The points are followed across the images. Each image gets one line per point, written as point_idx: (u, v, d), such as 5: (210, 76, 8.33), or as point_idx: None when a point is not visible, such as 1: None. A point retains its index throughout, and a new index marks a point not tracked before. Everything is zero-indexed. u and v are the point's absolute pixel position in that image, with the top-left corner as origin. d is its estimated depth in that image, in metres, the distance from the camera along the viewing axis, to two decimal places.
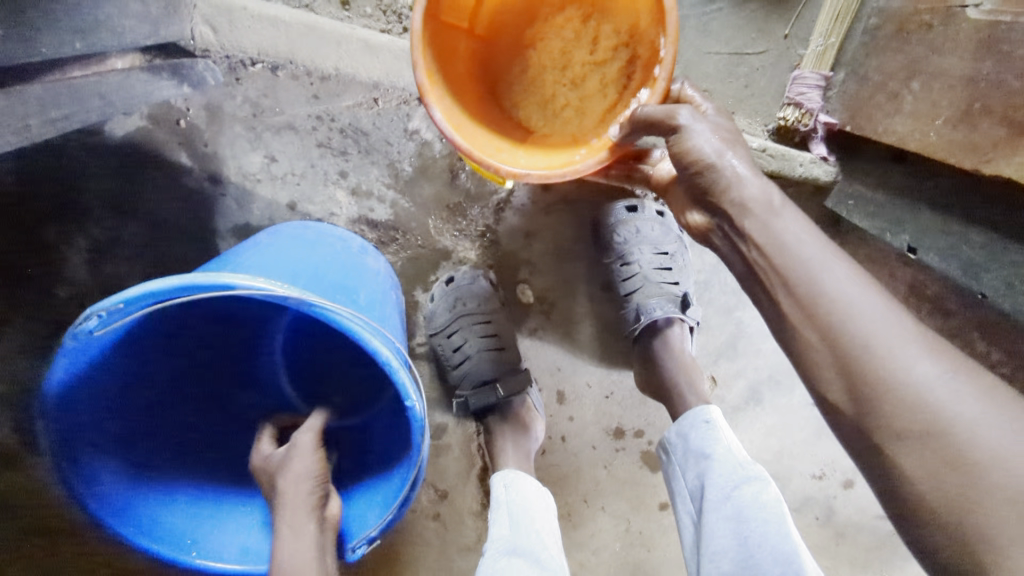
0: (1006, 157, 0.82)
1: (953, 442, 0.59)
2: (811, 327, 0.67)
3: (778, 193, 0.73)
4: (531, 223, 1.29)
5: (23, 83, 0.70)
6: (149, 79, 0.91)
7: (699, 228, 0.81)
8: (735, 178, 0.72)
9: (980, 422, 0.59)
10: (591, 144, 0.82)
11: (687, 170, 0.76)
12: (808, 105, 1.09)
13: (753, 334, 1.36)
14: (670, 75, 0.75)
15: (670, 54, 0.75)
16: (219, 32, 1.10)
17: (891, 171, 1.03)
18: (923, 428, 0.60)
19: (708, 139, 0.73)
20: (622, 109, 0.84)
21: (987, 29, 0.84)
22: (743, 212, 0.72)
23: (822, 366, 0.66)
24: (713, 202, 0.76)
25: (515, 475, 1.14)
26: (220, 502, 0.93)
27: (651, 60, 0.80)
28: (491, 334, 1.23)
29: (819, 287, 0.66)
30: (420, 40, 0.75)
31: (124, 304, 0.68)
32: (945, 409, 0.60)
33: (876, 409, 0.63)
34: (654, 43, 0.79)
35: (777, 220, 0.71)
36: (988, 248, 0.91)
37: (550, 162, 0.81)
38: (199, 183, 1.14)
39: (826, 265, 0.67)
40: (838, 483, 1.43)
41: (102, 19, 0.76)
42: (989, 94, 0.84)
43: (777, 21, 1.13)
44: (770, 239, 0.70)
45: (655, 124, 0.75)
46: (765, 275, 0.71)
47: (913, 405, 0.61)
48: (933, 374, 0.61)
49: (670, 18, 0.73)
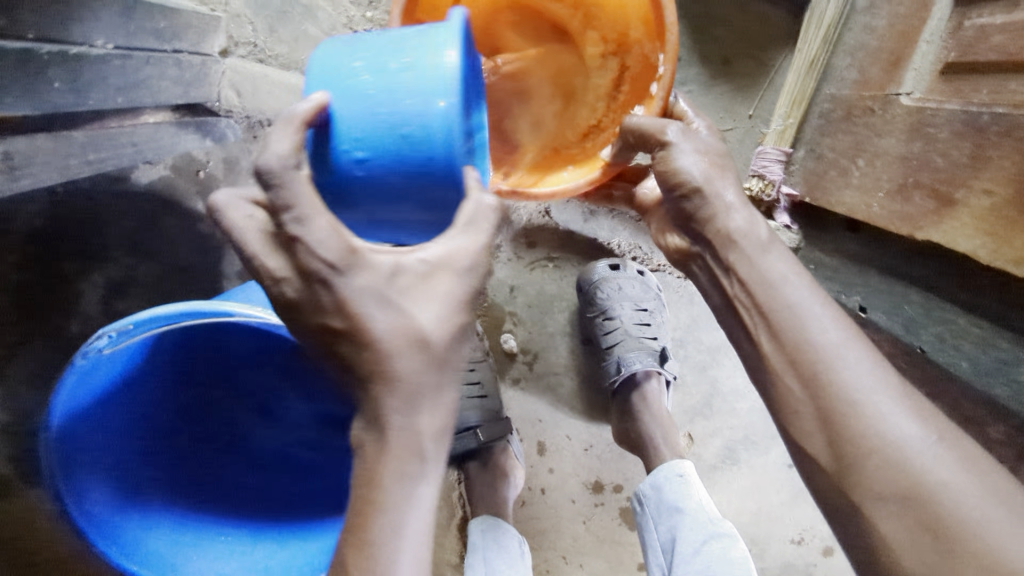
0: (934, 225, 0.89)
1: (931, 506, 0.60)
2: (793, 374, 0.70)
3: (764, 228, 0.79)
4: (517, 276, 1.39)
5: (69, 130, 0.81)
6: (175, 132, 1.03)
7: (679, 250, 0.89)
8: (724, 207, 0.80)
9: (962, 489, 0.59)
10: (578, 162, 0.95)
11: (671, 191, 0.83)
12: (771, 177, 1.19)
13: (728, 393, 1.41)
14: (666, 93, 0.84)
15: (667, 71, 0.83)
16: (243, 96, 1.19)
17: (846, 240, 1.14)
18: (906, 490, 0.61)
19: (695, 161, 0.80)
20: (610, 124, 0.96)
21: (915, 114, 0.94)
22: (729, 244, 0.79)
23: (801, 414, 0.69)
24: (699, 230, 0.83)
25: (505, 532, 1.15)
26: (201, 531, 0.90)
27: (649, 74, 0.89)
28: (475, 382, 1.29)
29: (803, 337, 0.70)
30: None
31: (133, 325, 0.73)
32: (926, 472, 0.60)
33: (855, 467, 0.65)
34: (650, 57, 0.88)
35: (764, 258, 0.77)
36: (926, 307, 0.98)
37: (538, 180, 0.92)
38: (211, 228, 1.25)
39: (812, 312, 0.71)
40: (818, 549, 1.39)
41: (142, 79, 0.87)
42: (919, 170, 0.93)
43: (742, 103, 1.27)
44: (754, 274, 0.76)
45: (645, 135, 0.82)
46: (748, 312, 0.76)
47: (897, 468, 0.62)
48: (918, 437, 0.62)
49: (669, 37, 0.81)
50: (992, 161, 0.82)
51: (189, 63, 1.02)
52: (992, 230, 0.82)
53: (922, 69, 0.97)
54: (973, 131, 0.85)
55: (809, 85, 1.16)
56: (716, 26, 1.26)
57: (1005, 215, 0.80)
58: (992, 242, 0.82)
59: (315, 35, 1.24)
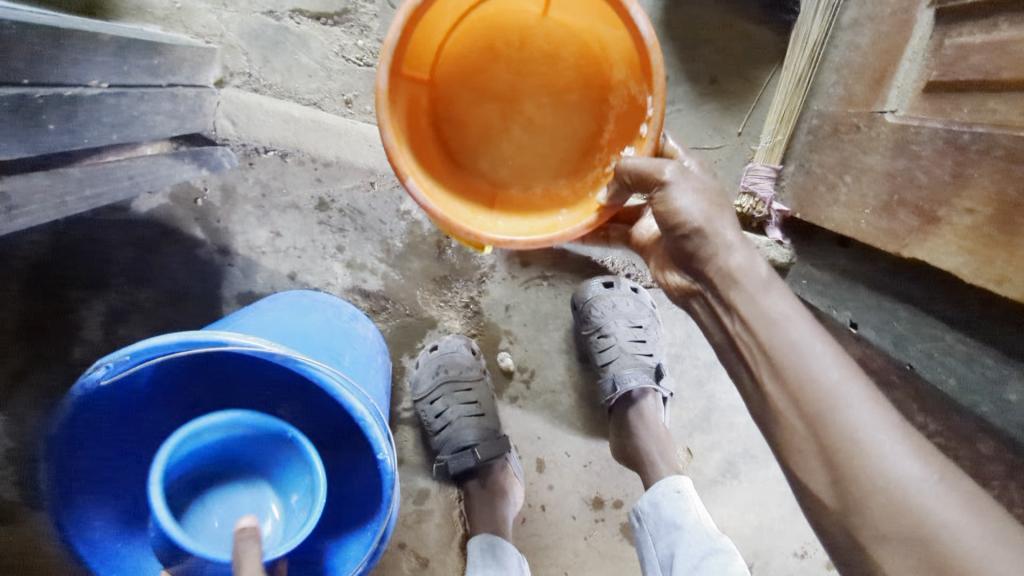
0: (919, 242, 0.90)
1: (937, 547, 0.60)
2: (795, 412, 0.70)
3: (764, 264, 0.77)
4: (512, 295, 1.36)
5: (65, 167, 0.83)
6: (171, 163, 1.05)
7: (681, 288, 0.87)
8: (724, 246, 0.77)
9: (964, 529, 0.60)
10: (572, 205, 0.84)
11: (671, 230, 0.79)
12: (761, 194, 1.20)
13: (726, 407, 1.40)
14: (659, 133, 0.76)
15: (657, 113, 0.75)
16: (238, 125, 1.21)
17: (835, 255, 1.15)
18: (909, 531, 0.62)
19: (694, 201, 0.76)
20: (597, 163, 0.86)
21: (899, 133, 0.95)
22: (730, 282, 0.77)
23: (804, 452, 0.70)
24: (701, 268, 0.80)
25: (506, 551, 1.16)
26: None
27: (637, 115, 0.80)
28: (472, 401, 1.28)
29: (805, 375, 0.70)
30: (386, 100, 0.73)
31: (129, 356, 0.74)
32: (931, 512, 0.61)
33: (859, 505, 0.65)
34: (637, 97, 0.79)
35: (764, 296, 0.75)
36: (914, 323, 0.99)
37: (531, 226, 0.81)
38: (210, 254, 1.25)
39: (813, 349, 0.71)
40: (821, 563, 1.39)
41: (136, 115, 0.89)
42: (903, 188, 0.93)
43: (730, 120, 1.29)
44: (756, 312, 0.74)
45: (642, 178, 0.75)
46: (751, 350, 0.75)
47: (900, 508, 0.62)
48: (921, 476, 0.63)
49: (657, 79, 0.72)
50: (973, 180, 0.83)
51: (184, 96, 1.04)
52: (974, 248, 0.82)
53: (905, 86, 0.97)
54: (955, 149, 0.86)
55: (796, 103, 1.18)
56: (703, 45, 1.27)
57: (987, 234, 0.81)
58: (974, 260, 0.82)
59: (308, 64, 1.24)
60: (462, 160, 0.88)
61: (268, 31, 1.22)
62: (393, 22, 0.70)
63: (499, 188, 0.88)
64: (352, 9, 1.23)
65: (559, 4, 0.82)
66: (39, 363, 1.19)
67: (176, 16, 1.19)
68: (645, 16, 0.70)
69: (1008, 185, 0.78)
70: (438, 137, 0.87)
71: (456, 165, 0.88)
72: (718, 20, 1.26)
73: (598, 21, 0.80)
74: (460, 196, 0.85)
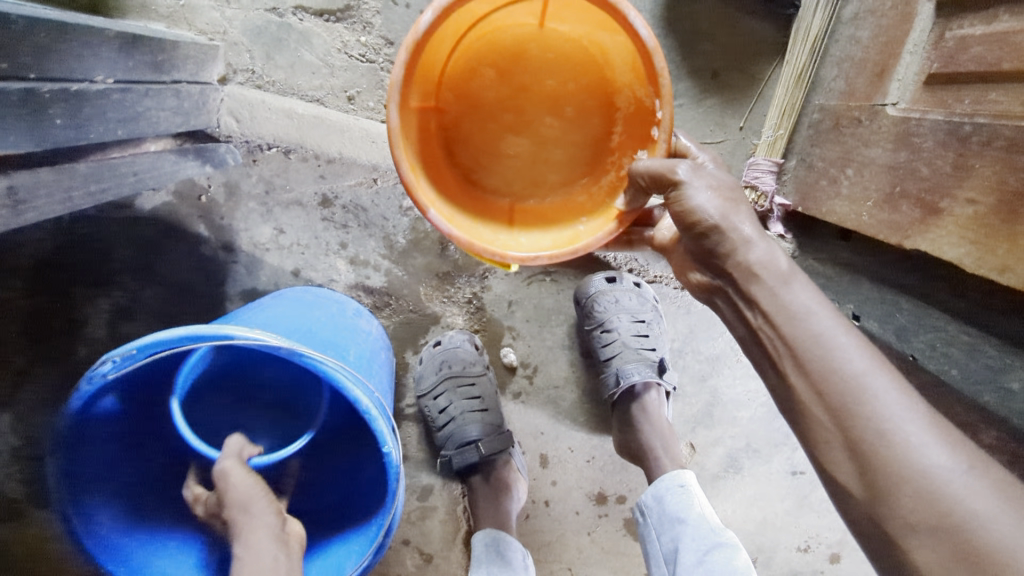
0: (921, 234, 0.90)
1: (966, 535, 0.60)
2: (821, 406, 0.70)
3: (785, 258, 0.75)
4: (515, 291, 1.36)
5: (72, 162, 0.84)
6: (176, 159, 1.05)
7: (703, 286, 0.86)
8: (744, 241, 0.75)
9: (994, 518, 0.60)
10: (590, 213, 0.84)
11: (688, 229, 0.79)
12: (763, 188, 1.21)
13: (729, 402, 1.40)
14: (670, 135, 0.77)
15: (666, 115, 0.75)
16: (242, 122, 1.22)
17: (838, 249, 1.16)
18: (937, 521, 0.62)
19: (710, 198, 0.75)
20: (609, 167, 0.86)
21: (901, 125, 0.96)
22: (751, 278, 0.76)
23: (830, 444, 0.69)
24: (721, 265, 0.79)
25: (509, 545, 1.16)
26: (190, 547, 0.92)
27: (644, 117, 0.80)
28: (475, 396, 1.28)
29: (829, 369, 0.69)
30: (399, 137, 0.74)
31: (136, 350, 0.73)
32: (959, 502, 0.61)
33: (886, 497, 0.65)
34: (643, 100, 0.79)
35: (786, 290, 0.74)
36: (916, 314, 1.00)
37: (554, 240, 0.82)
38: (214, 251, 1.26)
39: (837, 340, 0.70)
40: (824, 557, 1.39)
41: (140, 111, 0.89)
42: (906, 180, 0.94)
43: (732, 116, 1.30)
44: (778, 308, 0.73)
45: (655, 179, 0.76)
46: (774, 345, 0.74)
47: (927, 498, 0.62)
48: (949, 466, 0.63)
49: (662, 81, 0.73)
50: (975, 170, 0.83)
51: (188, 93, 1.04)
52: (976, 238, 0.83)
53: (906, 79, 0.98)
54: (956, 141, 0.86)
55: (797, 97, 1.19)
56: (705, 39, 1.27)
57: (988, 224, 0.81)
58: (976, 251, 0.83)
59: (312, 61, 1.24)
60: (477, 179, 0.89)
61: (271, 28, 1.22)
62: (398, 59, 0.71)
63: (516, 203, 0.89)
64: (355, 6, 1.23)
65: (555, 15, 0.81)
66: (45, 360, 1.19)
67: (179, 14, 1.20)
68: (643, 20, 0.70)
69: (1010, 175, 0.78)
70: (451, 158, 0.87)
71: (472, 186, 0.88)
72: (719, 15, 1.27)
73: (597, 30, 0.79)
74: (480, 217, 0.85)
